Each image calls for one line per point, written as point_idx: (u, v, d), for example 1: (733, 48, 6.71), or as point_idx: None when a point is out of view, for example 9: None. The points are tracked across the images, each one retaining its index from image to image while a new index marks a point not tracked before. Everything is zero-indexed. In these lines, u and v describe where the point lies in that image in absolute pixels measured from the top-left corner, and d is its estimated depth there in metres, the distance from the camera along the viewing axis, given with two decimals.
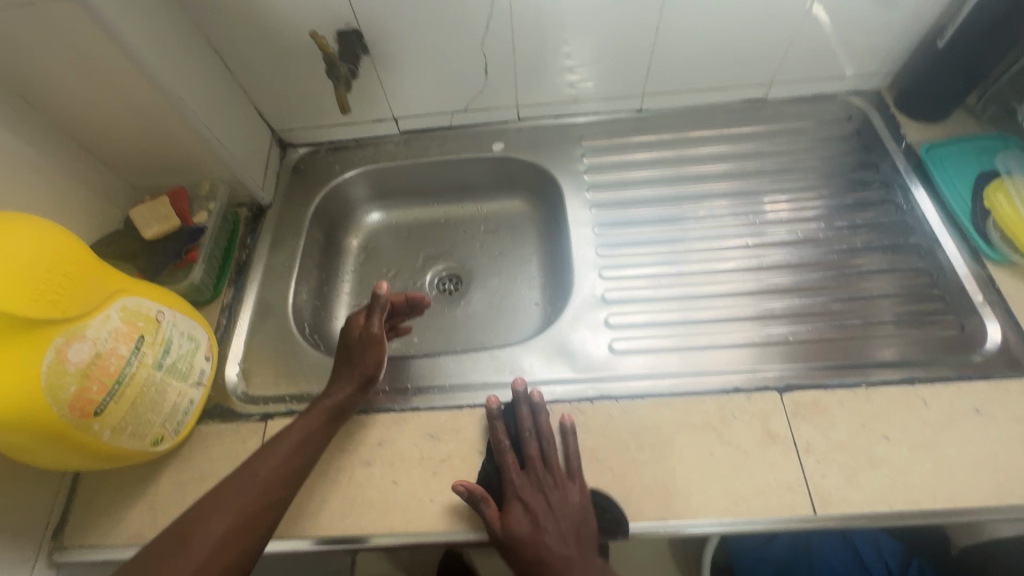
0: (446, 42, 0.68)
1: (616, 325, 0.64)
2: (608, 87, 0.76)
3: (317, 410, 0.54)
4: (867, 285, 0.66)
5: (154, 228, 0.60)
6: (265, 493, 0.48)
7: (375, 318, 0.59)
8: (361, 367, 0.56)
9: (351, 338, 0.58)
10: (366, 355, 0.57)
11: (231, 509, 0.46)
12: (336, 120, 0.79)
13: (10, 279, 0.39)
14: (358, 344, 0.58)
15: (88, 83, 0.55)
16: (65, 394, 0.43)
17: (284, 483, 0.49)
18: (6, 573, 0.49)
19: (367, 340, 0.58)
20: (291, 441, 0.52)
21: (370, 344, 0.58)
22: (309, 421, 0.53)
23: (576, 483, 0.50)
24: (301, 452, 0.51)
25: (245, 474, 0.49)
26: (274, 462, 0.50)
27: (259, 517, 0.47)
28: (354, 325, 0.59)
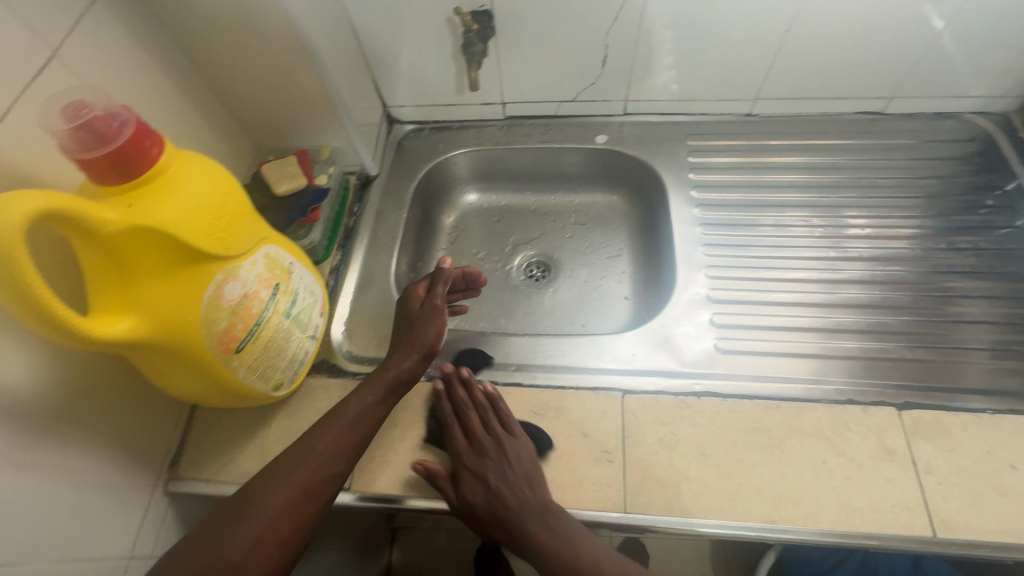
0: (571, 31, 0.69)
1: (720, 324, 0.63)
2: (721, 88, 0.76)
3: (375, 382, 0.53)
4: (958, 310, 0.63)
5: (285, 184, 0.63)
6: (324, 467, 0.47)
7: (438, 289, 0.58)
8: (423, 337, 0.55)
9: (412, 309, 0.58)
10: (428, 325, 0.56)
11: (293, 480, 0.46)
12: (446, 100, 0.80)
13: (190, 211, 0.41)
14: (420, 314, 0.57)
15: (244, 42, 0.58)
16: (217, 328, 0.45)
17: (344, 456, 0.48)
18: (132, 493, 0.51)
19: (429, 310, 0.57)
20: (348, 416, 0.50)
21: (430, 315, 0.57)
22: (367, 395, 0.52)
23: (514, 440, 0.52)
24: (358, 427, 0.50)
25: (302, 447, 0.48)
26: (332, 437, 0.49)
27: (321, 489, 0.47)
28: (414, 297, 0.58)
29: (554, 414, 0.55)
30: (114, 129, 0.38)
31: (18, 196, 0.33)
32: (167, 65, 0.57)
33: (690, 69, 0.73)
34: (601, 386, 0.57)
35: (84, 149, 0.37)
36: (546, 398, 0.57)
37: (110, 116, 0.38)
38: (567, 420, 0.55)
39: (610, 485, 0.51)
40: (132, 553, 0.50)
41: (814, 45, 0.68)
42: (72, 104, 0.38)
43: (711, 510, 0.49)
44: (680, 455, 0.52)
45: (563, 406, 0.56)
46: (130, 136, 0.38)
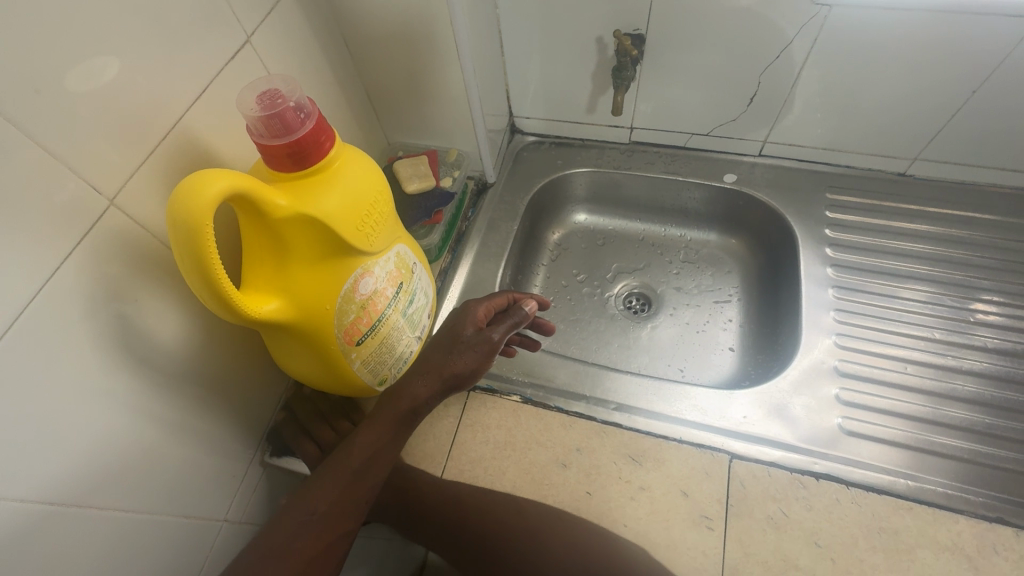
0: (723, 63, 0.66)
1: (846, 401, 0.57)
2: (877, 142, 0.70)
3: (385, 415, 0.49)
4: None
5: (416, 183, 0.64)
6: (327, 532, 0.45)
7: (500, 326, 0.52)
8: (457, 366, 0.50)
9: (462, 332, 0.52)
10: (468, 356, 0.51)
11: (291, 552, 0.44)
12: (573, 117, 0.79)
13: (346, 207, 0.42)
14: (465, 342, 0.51)
15: (402, 44, 0.60)
16: (346, 320, 0.46)
17: (349, 513, 0.47)
18: (235, 459, 0.53)
19: (479, 342, 0.51)
20: (349, 468, 0.47)
21: (474, 350, 0.51)
22: (374, 438, 0.48)
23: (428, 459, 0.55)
24: (360, 479, 0.48)
25: (300, 510, 0.45)
26: (333, 497, 0.46)
27: (328, 554, 0.45)
28: (471, 320, 0.53)
29: (654, 465, 0.52)
30: (299, 120, 0.39)
31: (212, 176, 0.35)
32: (331, 56, 0.59)
33: (846, 119, 0.68)
34: (706, 444, 0.54)
35: (269, 136, 0.39)
36: (647, 446, 0.54)
37: (297, 108, 0.39)
38: (667, 475, 0.52)
39: (708, 554, 0.48)
40: (227, 515, 0.52)
41: (1002, 110, 0.61)
42: (266, 93, 0.39)
43: None
44: (790, 539, 0.48)
45: (664, 459, 0.53)
46: (311, 129, 0.39)
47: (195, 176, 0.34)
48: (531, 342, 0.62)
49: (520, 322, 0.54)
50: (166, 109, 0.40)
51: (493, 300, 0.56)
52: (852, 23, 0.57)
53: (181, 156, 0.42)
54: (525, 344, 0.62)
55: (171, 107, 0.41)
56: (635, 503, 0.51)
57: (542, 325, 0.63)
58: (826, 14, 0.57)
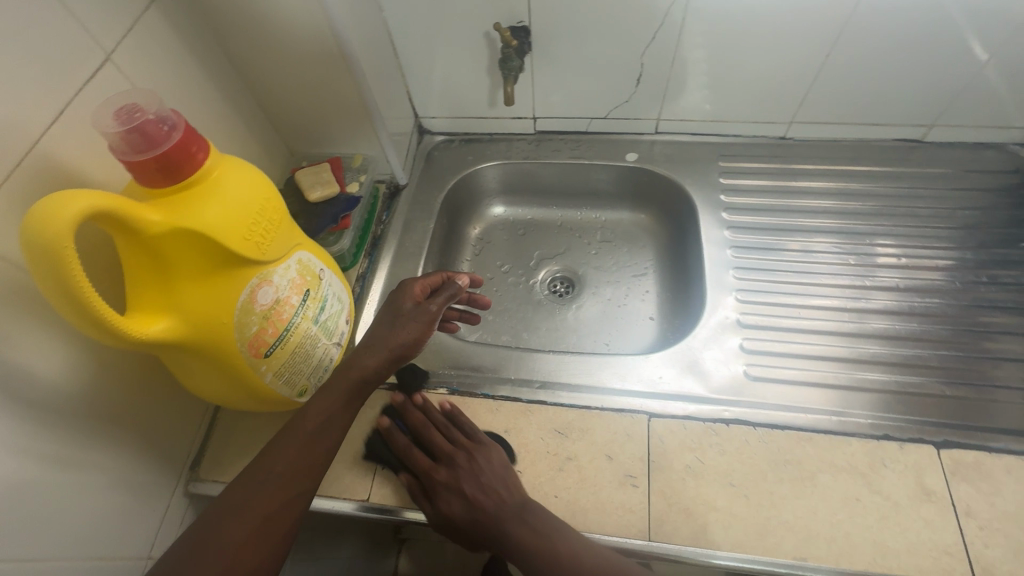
0: (607, 48, 0.69)
1: (750, 350, 0.61)
2: (756, 111, 0.75)
3: (337, 384, 0.49)
4: (991, 346, 0.61)
5: (319, 191, 0.64)
6: (284, 492, 0.45)
7: (438, 297, 0.53)
8: (399, 338, 0.51)
9: (401, 306, 0.53)
10: (409, 327, 0.52)
11: (249, 511, 0.43)
12: (477, 112, 0.81)
13: (230, 215, 0.41)
14: (405, 315, 0.52)
15: (289, 52, 0.59)
16: (248, 332, 0.45)
17: (306, 475, 0.46)
18: (154, 495, 0.51)
19: (418, 313, 0.52)
20: (304, 432, 0.47)
21: (415, 321, 0.52)
22: (329, 402, 0.49)
23: (483, 450, 0.51)
24: (315, 443, 0.47)
25: (257, 471, 0.45)
26: (291, 457, 0.46)
27: (283, 515, 0.44)
28: (408, 295, 0.54)
29: (579, 434, 0.54)
30: (164, 132, 0.39)
31: (69, 197, 0.34)
32: (212, 70, 0.58)
33: (725, 91, 0.73)
34: (626, 408, 0.56)
35: (134, 152, 0.38)
36: (571, 418, 0.56)
37: (161, 120, 0.39)
38: (592, 442, 0.54)
39: (635, 510, 0.50)
40: (150, 553, 0.50)
41: (854, 70, 0.68)
42: (125, 109, 0.39)
43: (738, 543, 0.48)
44: (708, 483, 0.51)
45: (588, 427, 0.55)
46: (178, 139, 0.39)
47: (48, 200, 0.33)
48: (472, 317, 0.64)
49: (456, 295, 0.55)
50: (18, 136, 0.38)
51: (429, 278, 0.56)
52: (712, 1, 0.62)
53: (43, 184, 0.40)
54: (465, 318, 0.64)
55: (23, 133, 0.39)
56: (564, 473, 0.52)
57: (479, 300, 0.63)
58: None
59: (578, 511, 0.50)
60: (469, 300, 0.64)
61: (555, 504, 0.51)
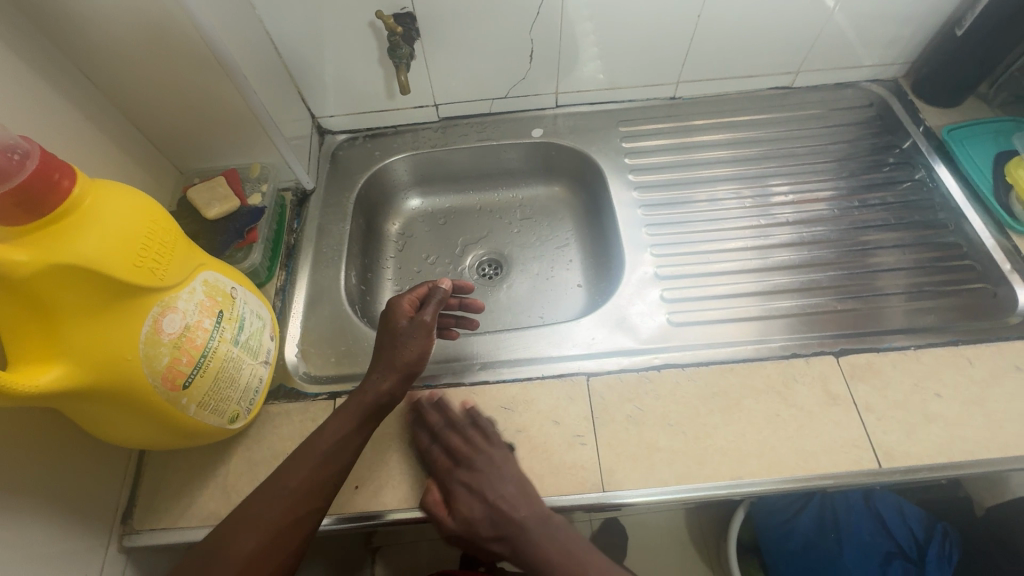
0: (496, 28, 0.70)
1: (671, 299, 0.66)
2: (644, 75, 0.79)
3: (351, 407, 0.49)
4: (870, 261, 0.69)
5: (216, 207, 0.59)
6: (296, 509, 0.44)
7: (429, 306, 0.54)
8: (406, 356, 0.51)
9: (395, 325, 0.53)
10: (412, 344, 0.52)
11: (262, 524, 0.43)
12: (377, 106, 0.79)
13: (115, 243, 0.38)
14: (404, 332, 0.52)
15: (156, 62, 0.54)
16: (159, 365, 0.42)
17: (318, 493, 0.45)
18: (84, 556, 0.47)
19: (415, 328, 0.52)
20: (318, 451, 0.47)
21: (416, 336, 0.52)
22: (343, 423, 0.49)
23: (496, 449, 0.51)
24: (330, 462, 0.47)
25: (271, 487, 0.45)
26: (305, 474, 0.46)
27: (293, 532, 0.44)
28: (399, 313, 0.54)
29: (525, 406, 0.56)
30: (15, 162, 0.35)
31: None
32: (69, 91, 0.52)
33: (614, 58, 0.76)
34: (566, 372, 0.59)
35: None
36: (515, 392, 0.57)
37: (11, 149, 0.35)
38: (538, 411, 0.56)
39: (587, 466, 0.52)
40: None
41: (724, 27, 0.73)
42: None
43: (682, 475, 0.52)
44: (649, 428, 0.54)
45: (532, 398, 0.57)
46: (35, 168, 0.35)
47: None
48: (470, 320, 0.64)
49: (444, 301, 0.55)
50: None
51: (412, 291, 0.56)
52: None
53: None
54: (462, 323, 0.64)
55: None
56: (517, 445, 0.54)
57: (472, 304, 0.63)
58: None
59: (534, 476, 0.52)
60: (462, 305, 0.63)
61: None
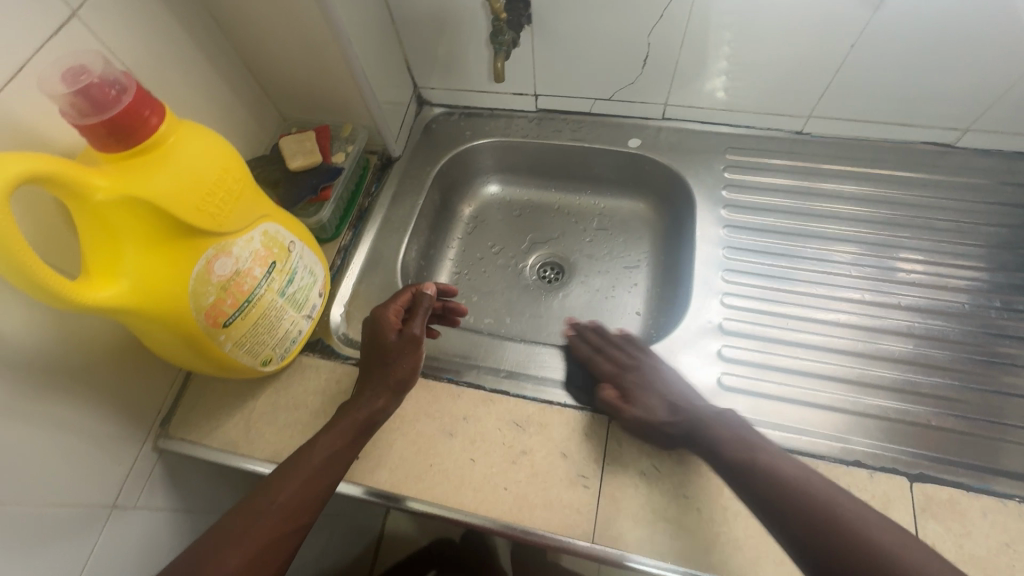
0: (613, 25, 0.64)
1: (729, 359, 0.59)
2: (770, 102, 0.70)
3: (343, 427, 0.50)
4: (996, 378, 0.56)
5: (299, 160, 0.61)
6: (284, 523, 0.45)
7: (416, 319, 0.55)
8: (398, 373, 0.53)
9: (386, 341, 0.54)
10: (404, 359, 0.53)
11: (249, 537, 0.44)
12: (477, 86, 0.78)
13: (185, 184, 0.41)
14: (394, 348, 0.53)
15: (272, 15, 0.57)
16: (205, 302, 0.45)
17: (307, 506, 0.46)
18: (122, 447, 0.53)
19: (405, 342, 0.54)
20: (310, 464, 0.48)
21: (406, 351, 0.53)
22: (333, 440, 0.49)
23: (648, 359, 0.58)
24: (321, 477, 0.47)
25: (260, 501, 0.46)
26: (295, 488, 0.46)
27: (281, 546, 0.45)
28: (388, 327, 0.54)
29: (537, 429, 0.54)
30: (112, 96, 0.38)
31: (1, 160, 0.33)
32: (195, 30, 0.56)
33: (739, 75, 0.67)
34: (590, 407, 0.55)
35: (81, 116, 0.37)
36: (531, 412, 0.55)
37: (110, 83, 0.38)
38: (548, 438, 0.53)
39: (583, 512, 0.49)
40: (115, 502, 0.53)
41: (882, 63, 0.61)
42: (71, 70, 0.37)
43: (684, 555, 0.47)
44: (661, 493, 0.49)
45: (546, 423, 0.54)
46: (127, 104, 0.38)
47: None
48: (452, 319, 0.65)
49: (429, 309, 0.57)
50: None
51: (397, 301, 0.57)
52: None
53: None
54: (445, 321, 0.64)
55: None
56: (517, 466, 0.52)
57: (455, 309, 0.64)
58: None
59: (527, 503, 0.50)
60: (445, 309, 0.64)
61: (503, 497, 0.51)
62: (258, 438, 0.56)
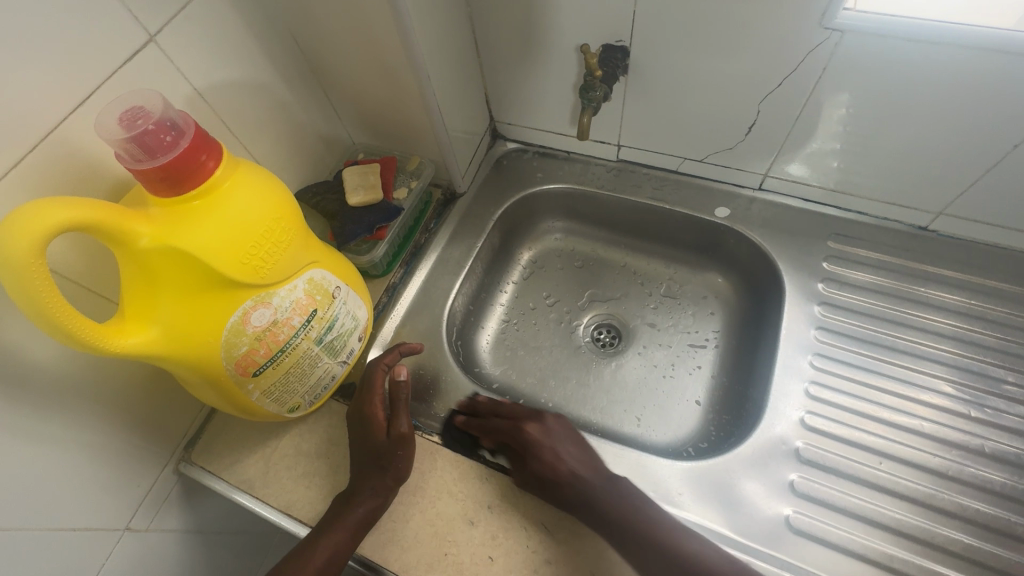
0: (719, 86, 0.57)
1: (803, 493, 0.50)
2: (893, 192, 0.60)
3: (344, 523, 0.46)
4: None
5: (359, 196, 0.58)
6: None
7: (401, 414, 0.50)
8: (397, 475, 0.49)
9: (377, 444, 0.49)
10: (400, 460, 0.49)
11: None
12: (556, 128, 0.73)
13: (229, 234, 0.38)
14: (386, 451, 0.49)
15: (353, 46, 0.54)
16: (236, 353, 0.42)
17: None
18: (144, 469, 0.52)
19: (396, 442, 0.49)
20: (311, 563, 0.45)
21: (398, 452, 0.49)
22: (334, 538, 0.46)
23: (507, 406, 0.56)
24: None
25: None
26: None
27: None
28: (376, 428, 0.50)
29: (567, 538, 0.48)
30: (170, 139, 0.36)
31: (47, 207, 0.31)
32: (277, 53, 0.54)
33: (861, 156, 0.57)
34: None
35: (134, 161, 0.35)
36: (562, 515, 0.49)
37: (166, 128, 0.36)
38: (578, 550, 0.47)
39: None
40: (129, 524, 0.52)
41: None
42: (129, 111, 0.35)
43: None
44: None
45: (579, 532, 0.48)
46: (186, 148, 0.36)
47: (23, 208, 0.31)
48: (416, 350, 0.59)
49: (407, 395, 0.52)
50: (30, 123, 0.36)
51: (375, 394, 0.52)
52: (869, 51, 0.47)
53: (61, 172, 0.38)
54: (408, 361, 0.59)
55: (37, 121, 0.36)
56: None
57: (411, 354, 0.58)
58: (837, 40, 0.48)
59: None
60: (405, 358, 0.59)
61: None
62: (276, 481, 0.53)
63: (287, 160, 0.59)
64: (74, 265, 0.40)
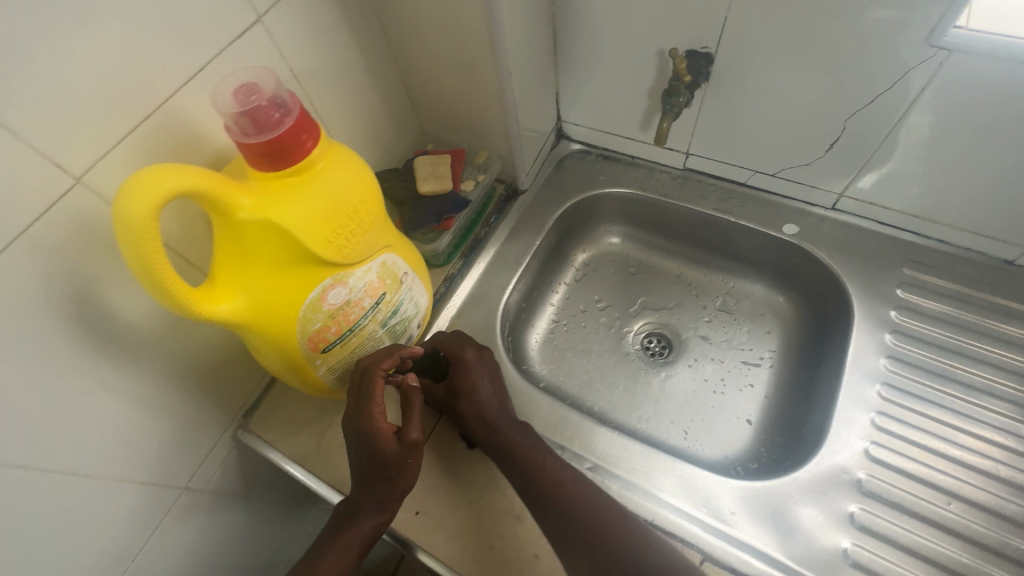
0: (805, 101, 0.55)
1: (861, 526, 0.48)
2: (981, 221, 0.57)
3: (348, 541, 0.46)
4: None
5: (429, 185, 0.59)
6: None
7: (412, 422, 0.45)
8: (404, 484, 0.46)
9: (385, 456, 0.45)
10: (409, 470, 0.46)
11: None
12: (624, 131, 0.72)
13: (318, 212, 0.39)
14: (396, 465, 0.45)
15: (440, 39, 0.54)
16: (311, 328, 0.44)
17: None
18: (206, 433, 0.54)
19: (407, 451, 0.45)
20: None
21: (409, 459, 0.45)
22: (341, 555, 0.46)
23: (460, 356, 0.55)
24: None
25: None
26: None
27: None
28: (382, 440, 0.45)
29: None
30: (276, 116, 0.37)
31: (163, 174, 0.33)
32: (365, 40, 0.56)
33: (951, 182, 0.55)
34: (678, 533, 0.49)
35: (242, 134, 0.37)
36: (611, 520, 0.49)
37: (275, 105, 0.37)
38: None
39: None
40: (187, 485, 0.54)
41: None
42: (243, 87, 0.37)
43: None
44: None
45: None
46: (290, 125, 0.37)
47: (143, 173, 0.32)
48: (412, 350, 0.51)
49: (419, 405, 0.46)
50: (145, 93, 0.38)
51: (375, 407, 0.46)
52: (981, 74, 0.45)
53: (167, 142, 0.40)
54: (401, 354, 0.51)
55: (153, 91, 0.38)
56: None
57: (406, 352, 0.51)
58: (944, 60, 0.46)
59: None
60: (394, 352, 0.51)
61: None
62: (328, 457, 0.55)
63: (361, 146, 0.61)
64: (172, 233, 0.42)
